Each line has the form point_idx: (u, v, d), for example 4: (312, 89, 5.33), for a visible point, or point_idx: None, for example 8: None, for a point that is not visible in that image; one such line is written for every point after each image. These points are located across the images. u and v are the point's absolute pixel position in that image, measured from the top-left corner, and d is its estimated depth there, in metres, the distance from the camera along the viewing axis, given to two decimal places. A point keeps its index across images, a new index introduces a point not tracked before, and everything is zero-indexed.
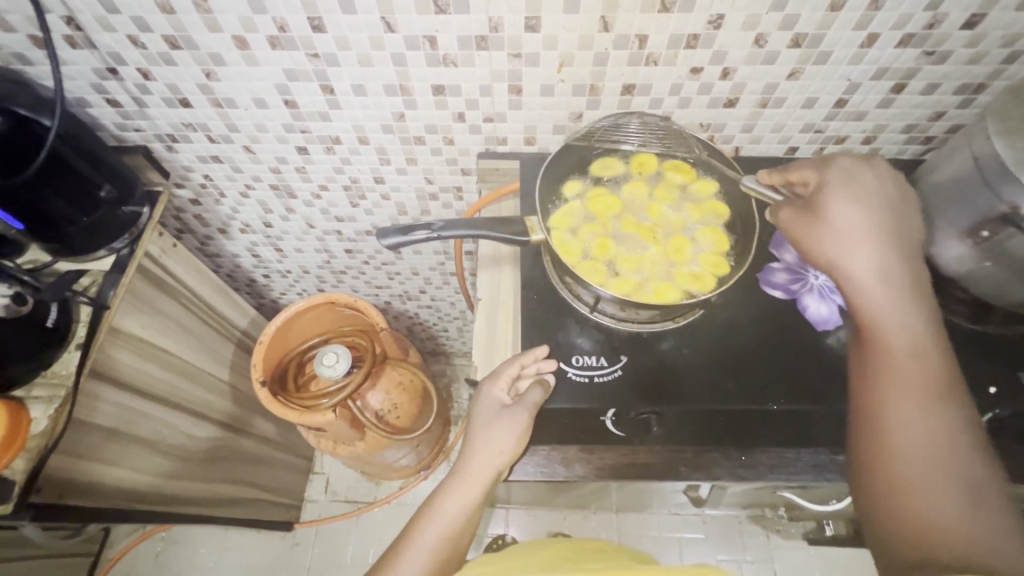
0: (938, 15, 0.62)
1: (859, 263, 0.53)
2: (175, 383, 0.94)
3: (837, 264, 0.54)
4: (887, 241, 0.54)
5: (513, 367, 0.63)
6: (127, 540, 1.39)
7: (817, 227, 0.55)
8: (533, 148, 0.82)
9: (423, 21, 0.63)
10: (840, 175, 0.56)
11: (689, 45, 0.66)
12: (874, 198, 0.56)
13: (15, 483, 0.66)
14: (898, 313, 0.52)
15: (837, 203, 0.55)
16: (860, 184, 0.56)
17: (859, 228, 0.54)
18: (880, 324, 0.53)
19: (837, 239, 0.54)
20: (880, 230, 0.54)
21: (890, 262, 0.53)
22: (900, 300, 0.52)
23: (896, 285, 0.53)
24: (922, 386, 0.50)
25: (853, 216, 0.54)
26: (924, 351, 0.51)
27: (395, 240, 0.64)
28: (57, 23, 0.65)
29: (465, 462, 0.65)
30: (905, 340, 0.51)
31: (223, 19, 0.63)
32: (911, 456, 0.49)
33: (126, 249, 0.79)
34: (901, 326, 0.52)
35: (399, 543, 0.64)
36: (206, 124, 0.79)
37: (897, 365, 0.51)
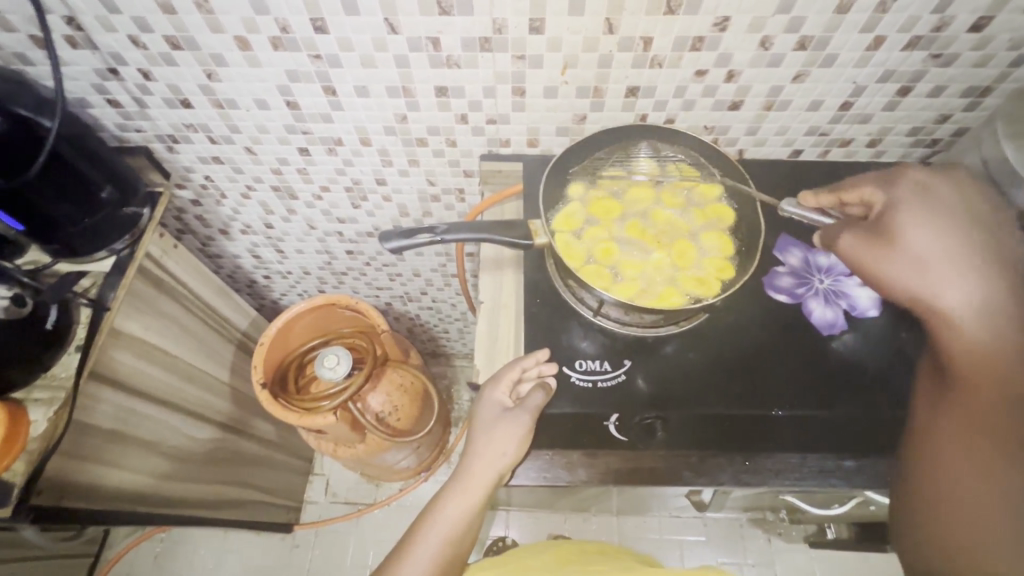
0: (945, 18, 0.62)
1: (938, 289, 0.52)
2: (176, 385, 0.93)
3: (912, 289, 0.54)
4: (975, 265, 0.52)
5: (514, 372, 0.63)
6: (126, 541, 1.38)
7: (885, 252, 0.55)
8: (536, 150, 0.82)
9: (427, 22, 0.62)
10: (913, 195, 0.56)
11: (694, 47, 0.65)
12: (952, 218, 0.54)
13: (15, 484, 0.66)
14: (987, 343, 0.51)
15: (912, 227, 0.54)
16: (939, 204, 0.55)
17: (936, 252, 0.53)
18: (957, 352, 0.52)
19: (911, 264, 0.54)
20: (966, 252, 0.53)
21: (974, 287, 0.52)
22: (993, 331, 0.50)
23: (984, 313, 0.51)
24: (1009, 424, 0.49)
25: (927, 239, 0.53)
26: (1017, 389, 0.49)
27: (398, 244, 0.63)
28: (58, 23, 0.64)
29: (467, 464, 0.65)
30: (988, 372, 0.50)
31: (225, 19, 0.63)
32: (966, 480, 0.50)
33: (126, 250, 0.78)
34: (988, 357, 0.50)
35: (406, 541, 0.65)
36: (207, 124, 0.79)
37: (978, 396, 0.50)
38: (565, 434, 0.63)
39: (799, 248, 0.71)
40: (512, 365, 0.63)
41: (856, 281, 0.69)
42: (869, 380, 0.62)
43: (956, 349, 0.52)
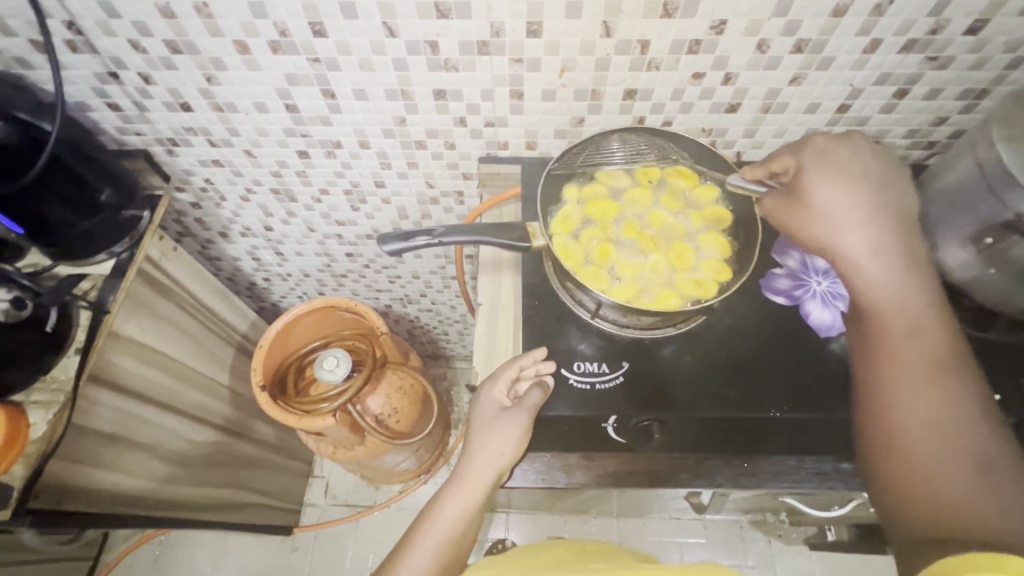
0: (940, 21, 0.62)
1: (843, 238, 0.55)
2: (175, 388, 0.93)
3: (823, 241, 0.55)
4: (874, 214, 0.55)
5: (512, 369, 0.63)
6: (126, 544, 1.38)
7: (804, 213, 0.56)
8: (534, 153, 0.82)
9: (425, 26, 0.63)
10: (820, 155, 0.57)
11: (691, 50, 0.66)
12: (855, 173, 0.56)
13: (13, 488, 0.66)
14: (887, 280, 0.54)
15: (818, 184, 0.56)
16: (845, 161, 0.56)
17: (840, 205, 0.55)
18: (871, 294, 0.54)
19: (819, 219, 0.56)
20: (866, 202, 0.55)
21: (874, 234, 0.55)
22: (889, 272, 0.54)
23: (880, 254, 0.54)
24: (921, 352, 0.51)
25: (833, 194, 0.55)
26: (918, 319, 0.53)
27: (396, 246, 0.63)
28: (58, 27, 0.65)
29: (467, 460, 0.64)
30: (897, 308, 0.53)
31: (224, 24, 0.63)
32: (913, 417, 0.49)
33: (125, 253, 0.78)
34: (896, 293, 0.53)
35: (404, 543, 0.64)
36: (206, 128, 0.79)
37: (892, 331, 0.53)
38: (563, 436, 0.63)
39: (797, 250, 0.71)
40: (511, 363, 0.63)
41: None
42: None
43: (869, 292, 0.54)
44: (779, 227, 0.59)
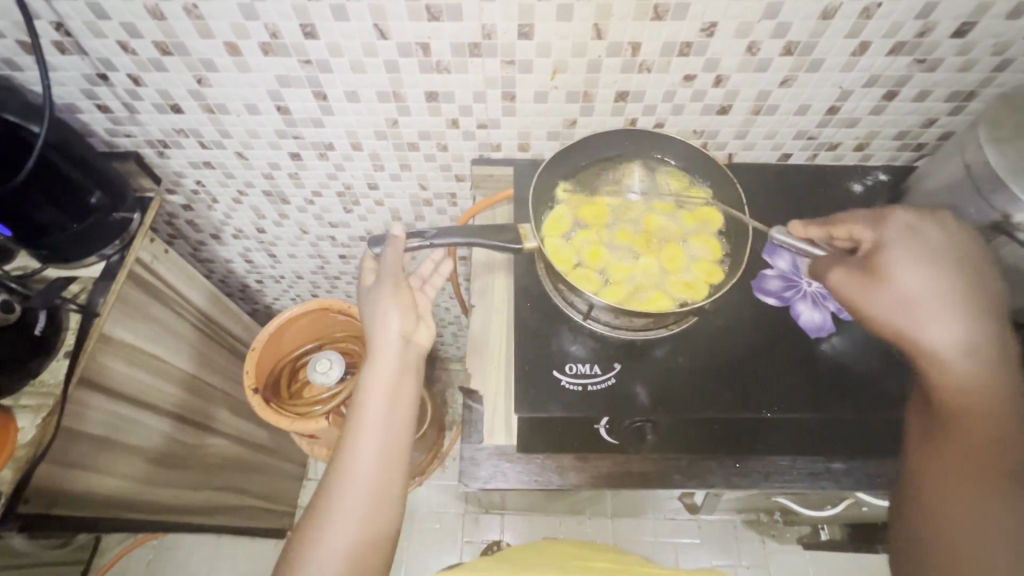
0: (928, 24, 0.62)
1: (929, 325, 0.52)
2: (167, 391, 0.93)
3: (903, 326, 0.53)
4: (964, 303, 0.52)
5: (392, 281, 0.65)
6: (118, 549, 1.37)
7: (875, 287, 0.54)
8: (527, 154, 0.82)
9: (416, 28, 0.63)
10: (905, 232, 0.56)
11: (682, 52, 0.66)
12: (944, 259, 0.54)
13: (1, 493, 0.66)
14: (973, 376, 0.51)
15: (901, 266, 0.54)
16: (929, 243, 0.55)
17: (927, 292, 0.53)
18: (943, 383, 0.52)
19: (901, 302, 0.53)
20: (956, 290, 0.53)
21: (966, 326, 0.52)
22: (977, 367, 0.51)
23: (970, 349, 0.51)
24: (996, 455, 0.50)
25: (919, 277, 0.53)
26: (999, 421, 0.50)
27: (385, 246, 0.65)
28: (47, 29, 0.64)
29: (369, 400, 0.61)
30: (973, 404, 0.51)
31: (214, 25, 0.63)
32: (969, 517, 0.49)
33: (116, 255, 0.78)
34: (974, 389, 0.51)
35: (316, 525, 0.57)
36: (198, 129, 0.79)
37: (971, 428, 0.51)
38: (556, 438, 0.63)
39: (788, 252, 0.72)
40: (387, 275, 0.65)
41: None
42: (856, 383, 0.63)
43: (945, 384, 0.52)
44: (847, 305, 0.56)
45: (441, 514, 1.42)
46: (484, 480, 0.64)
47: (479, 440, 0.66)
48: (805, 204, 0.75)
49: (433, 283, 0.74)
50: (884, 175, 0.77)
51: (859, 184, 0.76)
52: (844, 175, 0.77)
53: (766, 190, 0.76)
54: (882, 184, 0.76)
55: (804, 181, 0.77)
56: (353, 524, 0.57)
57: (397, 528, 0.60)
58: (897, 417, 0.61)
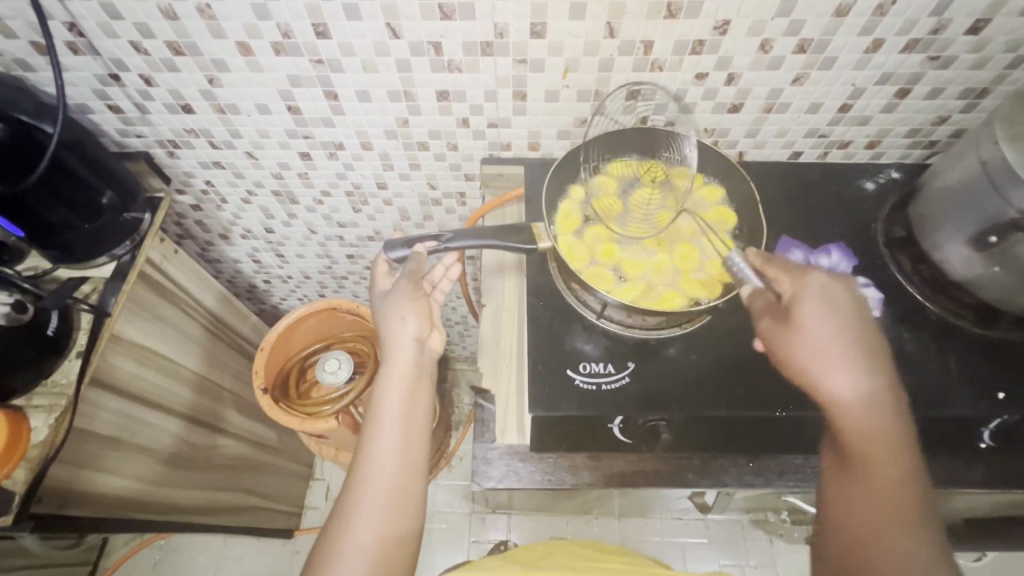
0: (942, 21, 0.62)
1: (832, 378, 0.51)
2: (176, 391, 0.93)
3: (813, 377, 0.52)
4: (862, 356, 0.52)
5: (410, 284, 0.66)
6: (125, 549, 1.37)
7: (793, 337, 0.53)
8: (537, 153, 0.82)
9: (429, 27, 0.62)
10: (819, 285, 0.55)
11: (694, 50, 0.66)
12: (849, 314, 0.54)
13: (16, 493, 0.65)
14: (875, 427, 0.51)
15: (814, 320, 0.53)
16: (834, 297, 0.54)
17: (833, 346, 0.52)
18: (850, 435, 0.52)
19: (812, 354, 0.52)
20: (857, 343, 0.52)
21: (865, 378, 0.52)
22: (875, 420, 0.51)
23: (872, 401, 0.51)
24: (896, 494, 0.51)
25: (825, 331, 0.52)
26: (898, 465, 0.51)
27: (401, 252, 0.67)
28: (60, 29, 0.64)
29: (386, 403, 0.61)
30: (880, 452, 0.51)
31: (227, 25, 0.63)
32: (888, 559, 0.49)
33: (127, 255, 0.78)
34: (876, 439, 0.51)
35: (338, 520, 0.57)
36: (208, 129, 0.79)
37: (875, 475, 0.51)
38: (569, 436, 0.63)
39: (801, 249, 0.71)
40: (406, 279, 0.66)
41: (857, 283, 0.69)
42: None
43: (852, 435, 0.52)
44: (770, 350, 0.55)
45: (447, 514, 1.42)
46: (497, 479, 0.64)
47: (492, 438, 0.65)
48: (817, 202, 0.75)
49: (443, 287, 0.74)
50: (896, 173, 0.77)
51: (870, 182, 0.76)
52: (855, 173, 0.77)
53: (777, 189, 0.76)
54: (894, 181, 0.76)
55: (815, 179, 0.77)
56: (373, 527, 0.56)
57: (418, 531, 0.59)
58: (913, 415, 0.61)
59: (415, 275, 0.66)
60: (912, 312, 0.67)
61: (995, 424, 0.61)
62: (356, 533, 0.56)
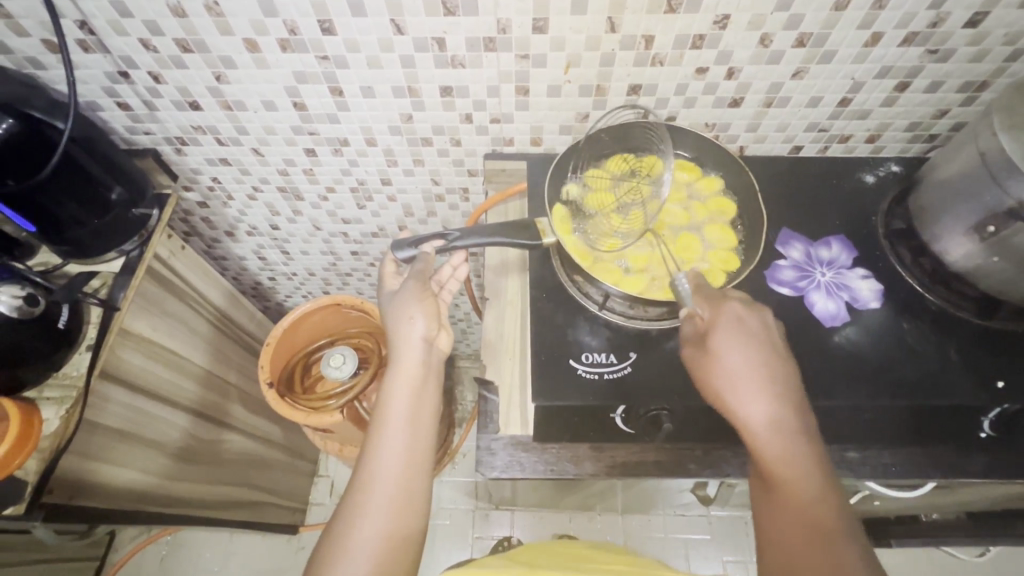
0: (941, 14, 0.63)
1: (739, 400, 0.54)
2: (184, 386, 0.94)
3: (723, 398, 0.55)
4: (769, 379, 0.55)
5: (418, 284, 0.68)
6: (132, 545, 1.38)
7: (705, 361, 0.56)
8: (539, 149, 0.83)
9: (432, 23, 0.63)
10: (733, 314, 0.58)
11: (695, 45, 0.66)
12: (757, 341, 0.56)
13: (28, 483, 0.67)
14: (782, 446, 0.52)
15: (722, 343, 0.56)
16: (739, 323, 0.57)
17: (742, 370, 0.55)
18: (763, 454, 0.53)
19: (721, 377, 0.55)
20: (763, 367, 0.55)
21: (771, 399, 0.54)
22: (785, 441, 0.52)
23: (779, 423, 0.53)
24: (813, 517, 0.49)
25: (731, 353, 0.55)
26: (809, 482, 0.51)
27: (409, 252, 0.68)
28: (71, 28, 0.66)
29: (393, 401, 0.62)
30: (786, 468, 0.51)
31: (234, 22, 0.64)
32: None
33: (135, 251, 0.80)
34: (785, 459, 0.52)
35: (344, 517, 0.58)
36: (215, 126, 0.80)
37: (790, 493, 0.51)
38: (572, 427, 0.64)
39: (801, 242, 0.72)
40: (414, 280, 0.68)
41: (857, 274, 0.70)
42: (871, 370, 0.63)
43: (764, 454, 0.52)
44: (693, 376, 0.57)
45: (451, 511, 1.43)
46: (501, 469, 0.64)
47: (495, 429, 0.66)
48: (817, 195, 0.76)
49: (451, 288, 0.75)
50: (897, 166, 0.77)
51: (870, 175, 0.77)
52: (855, 167, 0.77)
53: (777, 183, 0.77)
54: (894, 175, 0.77)
55: (815, 172, 0.77)
56: (378, 524, 0.57)
57: (423, 527, 0.60)
58: (913, 405, 0.61)
59: (423, 275, 0.68)
60: (912, 302, 0.67)
61: (995, 413, 0.61)
62: (360, 528, 0.57)
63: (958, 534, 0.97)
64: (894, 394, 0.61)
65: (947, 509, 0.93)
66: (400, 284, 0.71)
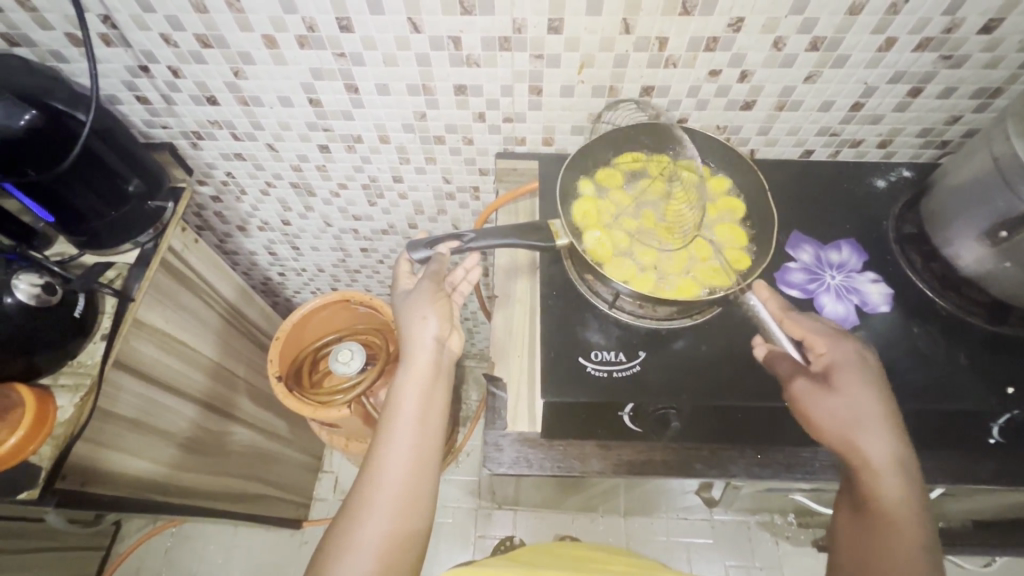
0: (956, 20, 0.63)
1: (866, 440, 0.55)
2: (194, 378, 0.95)
3: (850, 435, 0.55)
4: (894, 420, 0.56)
5: (432, 285, 0.68)
6: (138, 536, 1.40)
7: (828, 397, 0.56)
8: (551, 148, 0.84)
9: (449, 22, 0.64)
10: (855, 356, 0.59)
11: (708, 47, 0.67)
12: (878, 385, 0.57)
13: (41, 468, 0.67)
14: (900, 489, 0.54)
15: (851, 384, 0.57)
16: (858, 357, 0.59)
17: (865, 410, 0.56)
18: (882, 495, 0.54)
19: (846, 413, 0.56)
20: (890, 413, 0.56)
21: (899, 443, 0.55)
22: (904, 484, 0.54)
23: (903, 466, 0.55)
24: (909, 555, 0.53)
25: (861, 393, 0.56)
26: (916, 528, 0.53)
27: (424, 253, 0.68)
28: (94, 22, 0.67)
29: (402, 401, 0.63)
30: (898, 506, 0.54)
31: (254, 18, 0.65)
32: None
33: (150, 243, 0.80)
34: (898, 499, 0.54)
35: (348, 512, 0.59)
36: (231, 121, 0.81)
37: (897, 534, 0.53)
38: (579, 425, 0.64)
39: (811, 245, 0.72)
40: (429, 280, 0.68)
41: (867, 278, 0.70)
42: None
43: (882, 494, 0.54)
44: (797, 406, 0.58)
45: (453, 509, 1.43)
46: (508, 465, 0.65)
47: (503, 426, 0.66)
48: (828, 198, 0.76)
49: (464, 290, 0.74)
50: (908, 171, 0.78)
51: (882, 180, 0.77)
52: (867, 171, 0.77)
53: (789, 186, 0.77)
54: (906, 180, 0.77)
55: (827, 175, 0.77)
56: (382, 523, 0.57)
57: (426, 527, 0.60)
58: (922, 409, 0.61)
59: (437, 276, 0.68)
60: (923, 308, 0.67)
61: (1004, 420, 0.61)
62: (365, 525, 0.57)
63: (965, 544, 0.96)
64: (903, 398, 0.61)
65: (955, 517, 0.89)
66: (414, 284, 0.72)
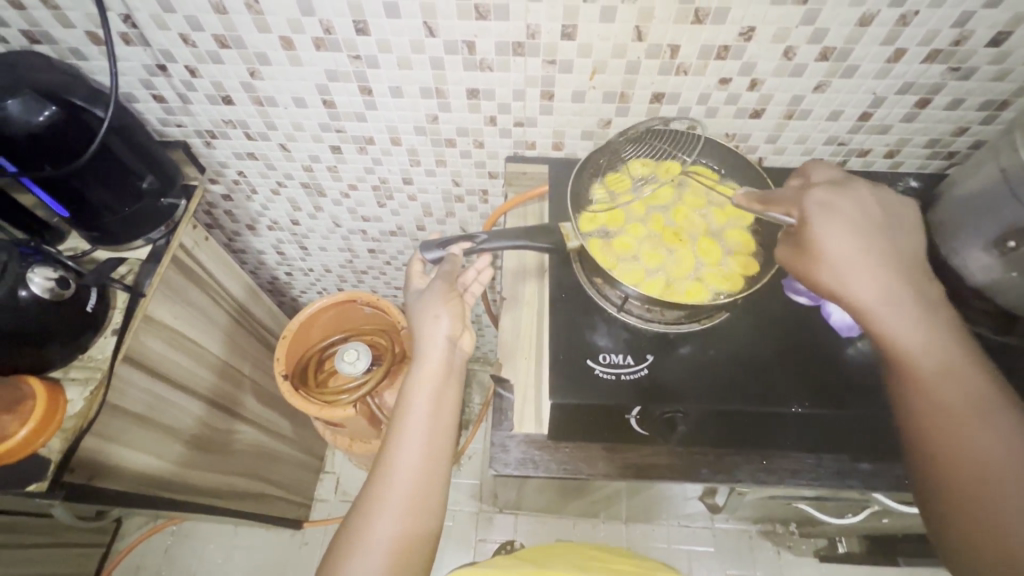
0: (964, 32, 0.64)
1: (857, 293, 0.53)
2: (202, 375, 0.96)
3: (838, 287, 0.54)
4: (873, 245, 0.54)
5: (444, 285, 0.68)
6: (138, 533, 1.40)
7: (817, 266, 0.54)
8: (560, 153, 0.84)
9: (464, 26, 0.65)
10: (823, 199, 0.55)
11: (719, 55, 0.68)
12: (848, 215, 0.55)
13: (50, 462, 0.68)
14: (903, 328, 0.53)
15: (826, 233, 0.54)
16: (880, 220, 0.56)
17: (842, 247, 0.53)
18: (890, 343, 0.53)
19: (837, 275, 0.53)
20: (868, 245, 0.54)
21: (884, 273, 0.53)
22: (902, 315, 0.53)
23: (891, 287, 0.53)
24: (951, 397, 0.51)
25: (839, 241, 0.54)
26: (937, 361, 0.52)
27: (437, 253, 0.69)
28: (115, 21, 0.68)
29: (414, 400, 0.63)
30: (910, 354, 0.53)
31: (272, 20, 0.66)
32: (969, 456, 0.49)
33: (162, 240, 0.81)
34: (908, 345, 0.53)
35: (360, 510, 0.59)
36: (245, 121, 0.82)
37: (923, 384, 0.52)
38: (587, 428, 0.65)
39: None
40: (441, 280, 0.69)
41: None
42: None
43: (887, 339, 0.53)
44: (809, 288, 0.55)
45: (454, 512, 1.43)
46: (514, 466, 0.66)
47: (510, 427, 0.67)
48: None
49: (475, 291, 0.75)
50: (915, 181, 0.78)
51: None
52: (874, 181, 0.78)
53: None
54: (913, 190, 0.77)
55: None
56: (393, 522, 0.58)
57: (438, 526, 0.61)
58: None
59: (450, 276, 0.69)
60: None
61: None
62: (377, 523, 0.58)
63: None
64: None
65: None
66: (426, 284, 0.73)
